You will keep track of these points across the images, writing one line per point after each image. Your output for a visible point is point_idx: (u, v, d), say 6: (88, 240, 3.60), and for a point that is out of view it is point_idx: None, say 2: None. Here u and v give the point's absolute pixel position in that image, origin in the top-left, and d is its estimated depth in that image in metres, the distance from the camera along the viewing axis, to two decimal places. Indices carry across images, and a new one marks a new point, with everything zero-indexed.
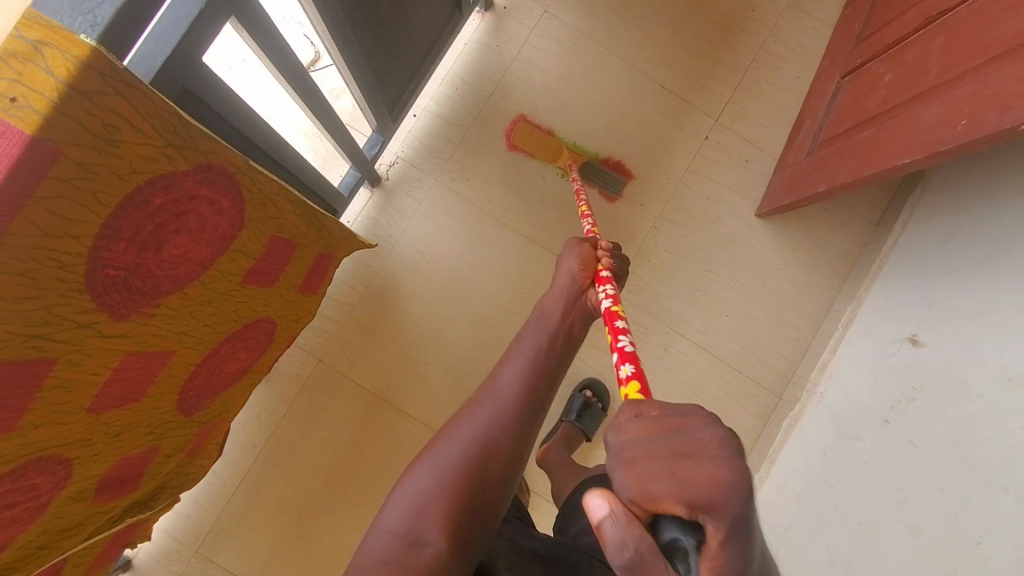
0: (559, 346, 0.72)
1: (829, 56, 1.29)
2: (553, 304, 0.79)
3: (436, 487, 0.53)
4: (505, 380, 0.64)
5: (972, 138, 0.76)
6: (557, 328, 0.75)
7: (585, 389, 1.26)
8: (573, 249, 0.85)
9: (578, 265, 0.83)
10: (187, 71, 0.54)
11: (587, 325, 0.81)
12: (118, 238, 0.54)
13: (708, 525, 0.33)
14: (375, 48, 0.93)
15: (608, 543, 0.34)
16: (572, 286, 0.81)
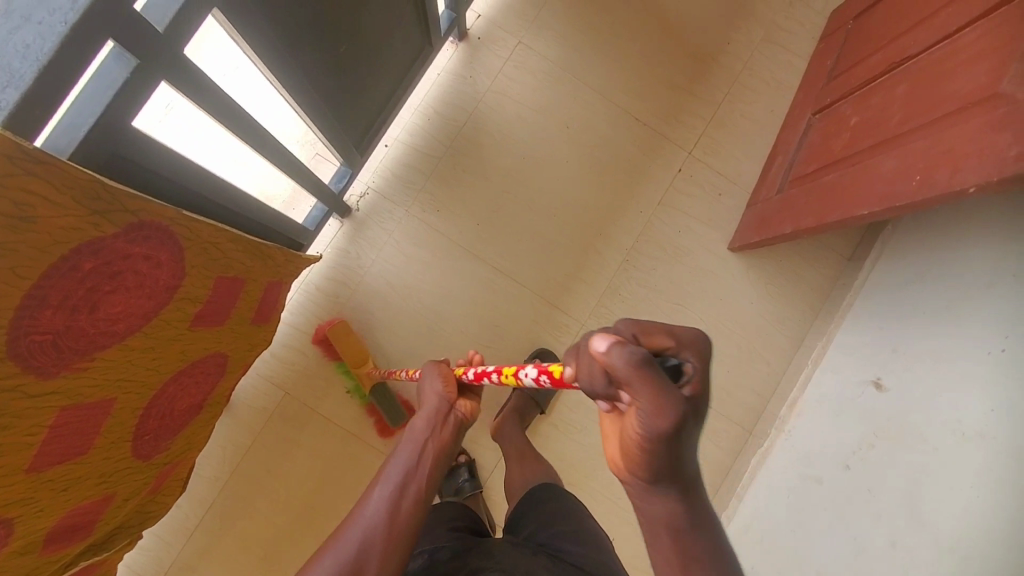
0: (427, 477, 0.63)
1: (803, 91, 1.29)
2: (422, 421, 0.67)
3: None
4: (366, 522, 0.58)
5: (924, 196, 0.75)
6: (428, 450, 0.64)
7: (535, 358, 1.25)
8: (434, 367, 0.75)
9: (442, 382, 0.72)
10: (118, 139, 0.54)
11: (462, 437, 0.71)
12: (44, 305, 0.54)
13: (682, 352, 0.39)
14: (335, 89, 0.93)
15: (616, 361, 0.37)
16: (442, 401, 0.70)
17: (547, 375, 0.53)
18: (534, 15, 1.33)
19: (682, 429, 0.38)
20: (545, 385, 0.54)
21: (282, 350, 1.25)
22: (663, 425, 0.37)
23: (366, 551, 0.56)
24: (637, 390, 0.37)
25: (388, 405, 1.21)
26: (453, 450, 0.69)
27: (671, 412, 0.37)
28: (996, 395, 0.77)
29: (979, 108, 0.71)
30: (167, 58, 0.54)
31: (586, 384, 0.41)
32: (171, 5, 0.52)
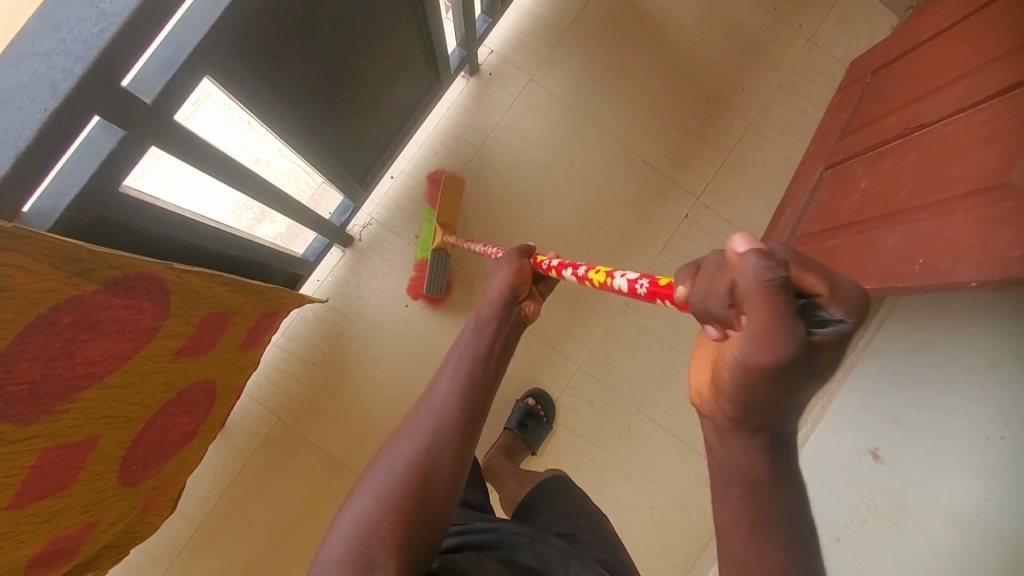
0: (494, 364, 0.73)
1: (817, 142, 1.26)
2: (489, 310, 0.76)
3: (381, 515, 0.58)
4: (444, 391, 0.69)
5: (927, 281, 0.74)
6: (494, 337, 0.74)
7: (528, 398, 1.24)
8: (511, 256, 0.80)
9: (511, 280, 0.77)
10: (106, 202, 0.55)
11: (520, 332, 0.80)
12: (21, 360, 0.55)
13: (830, 306, 0.34)
14: (337, 132, 0.94)
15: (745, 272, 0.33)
16: (507, 292, 0.77)
17: (648, 281, 0.54)
18: (548, 52, 1.32)
19: (788, 370, 0.34)
20: (639, 291, 0.55)
21: (276, 374, 1.25)
22: (765, 357, 0.34)
23: (447, 418, 0.66)
24: (754, 310, 0.33)
25: (439, 277, 1.22)
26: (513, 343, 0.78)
27: (784, 349, 0.33)
28: (992, 487, 0.75)
29: (987, 196, 0.69)
30: (157, 125, 0.55)
31: (703, 300, 0.38)
32: (162, 76, 0.53)
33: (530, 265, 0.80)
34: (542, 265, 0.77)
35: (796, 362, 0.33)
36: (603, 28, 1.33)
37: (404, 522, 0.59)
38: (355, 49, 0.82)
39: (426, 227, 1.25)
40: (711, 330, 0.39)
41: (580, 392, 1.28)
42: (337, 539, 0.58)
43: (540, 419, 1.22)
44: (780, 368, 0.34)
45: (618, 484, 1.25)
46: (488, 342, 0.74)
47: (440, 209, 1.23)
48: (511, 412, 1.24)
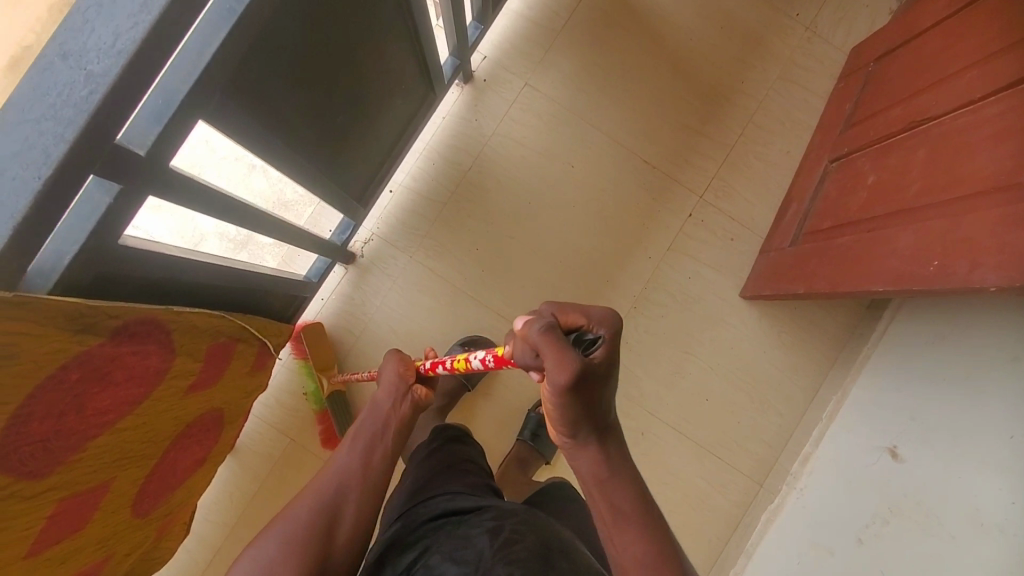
0: (388, 445, 0.77)
1: (820, 134, 1.24)
2: (385, 398, 0.80)
3: (285, 557, 0.59)
4: (340, 465, 0.71)
5: (943, 285, 0.73)
6: (390, 417, 0.79)
7: (539, 407, 1.23)
8: (394, 355, 0.85)
9: (401, 368, 0.83)
10: (104, 254, 0.55)
11: (416, 414, 0.84)
12: (33, 421, 0.55)
13: (594, 329, 0.45)
14: (333, 154, 0.92)
15: (531, 335, 0.44)
16: (401, 383, 0.82)
17: (491, 354, 0.56)
18: (541, 55, 1.30)
19: (581, 386, 0.43)
20: (490, 364, 0.56)
21: (284, 396, 1.25)
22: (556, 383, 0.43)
23: (346, 486, 0.69)
24: (546, 358, 0.43)
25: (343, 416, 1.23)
26: (410, 423, 0.82)
27: (568, 371, 0.42)
28: (1016, 487, 0.74)
29: (1001, 197, 0.68)
30: (152, 175, 0.54)
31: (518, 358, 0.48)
32: (154, 126, 0.51)
33: (413, 363, 0.86)
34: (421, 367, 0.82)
35: (584, 374, 0.43)
36: (596, 28, 1.30)
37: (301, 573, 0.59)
38: (346, 73, 0.80)
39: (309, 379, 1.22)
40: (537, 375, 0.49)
41: None
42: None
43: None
44: (576, 386, 0.43)
45: None
46: (385, 422, 0.78)
47: (315, 359, 1.20)
48: (523, 421, 1.23)
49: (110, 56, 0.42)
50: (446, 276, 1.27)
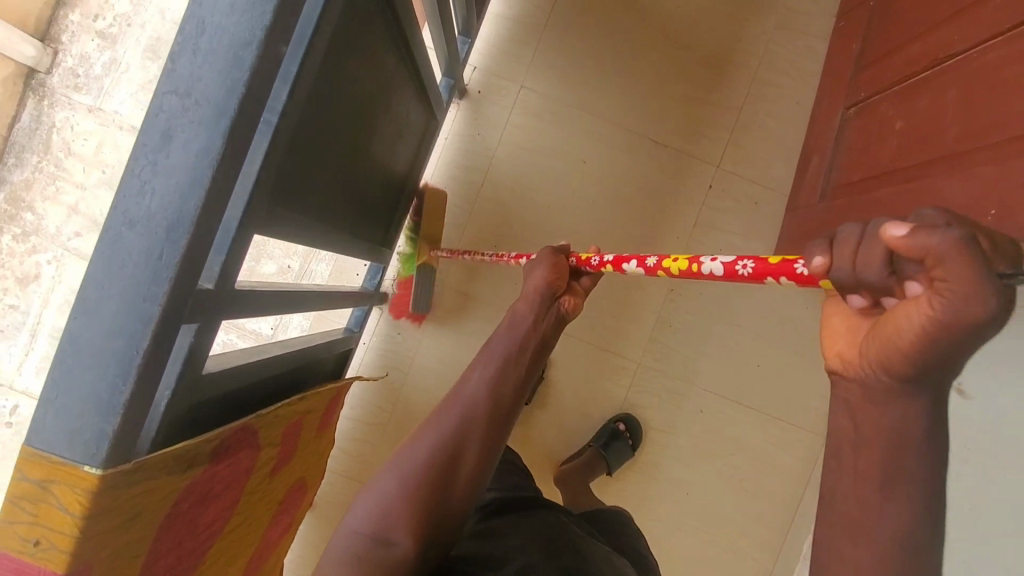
0: (526, 363, 0.76)
1: (829, 80, 1.22)
2: (527, 308, 0.78)
3: (399, 497, 0.63)
4: (469, 385, 0.72)
5: (1005, 234, 0.73)
6: (531, 333, 0.77)
7: (618, 421, 1.24)
8: (547, 256, 0.81)
9: (551, 274, 0.79)
10: (194, 388, 0.55)
11: (560, 326, 0.82)
12: (156, 557, 0.56)
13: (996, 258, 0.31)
14: (359, 212, 0.91)
15: (917, 240, 0.31)
16: (545, 292, 0.78)
17: (752, 262, 0.51)
18: (531, 54, 1.26)
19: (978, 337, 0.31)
20: (745, 274, 0.51)
21: (348, 444, 1.26)
22: (953, 329, 0.31)
23: (473, 415, 0.69)
24: (946, 271, 0.30)
25: (422, 299, 1.21)
26: (551, 337, 0.80)
27: (988, 303, 0.29)
28: None
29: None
30: (222, 302, 0.54)
31: (854, 273, 0.36)
32: (218, 256, 0.52)
33: (567, 262, 0.82)
34: (588, 261, 0.79)
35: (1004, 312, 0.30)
36: (582, 14, 1.26)
37: (415, 519, 0.62)
38: (361, 133, 0.78)
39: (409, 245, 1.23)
40: (859, 302, 0.38)
41: (646, 387, 1.28)
42: (353, 528, 0.62)
43: (625, 444, 1.21)
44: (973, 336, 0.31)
45: (702, 466, 1.28)
46: (524, 338, 0.76)
47: (426, 225, 1.19)
48: (598, 430, 1.24)
49: (176, 215, 0.42)
50: (482, 297, 1.27)
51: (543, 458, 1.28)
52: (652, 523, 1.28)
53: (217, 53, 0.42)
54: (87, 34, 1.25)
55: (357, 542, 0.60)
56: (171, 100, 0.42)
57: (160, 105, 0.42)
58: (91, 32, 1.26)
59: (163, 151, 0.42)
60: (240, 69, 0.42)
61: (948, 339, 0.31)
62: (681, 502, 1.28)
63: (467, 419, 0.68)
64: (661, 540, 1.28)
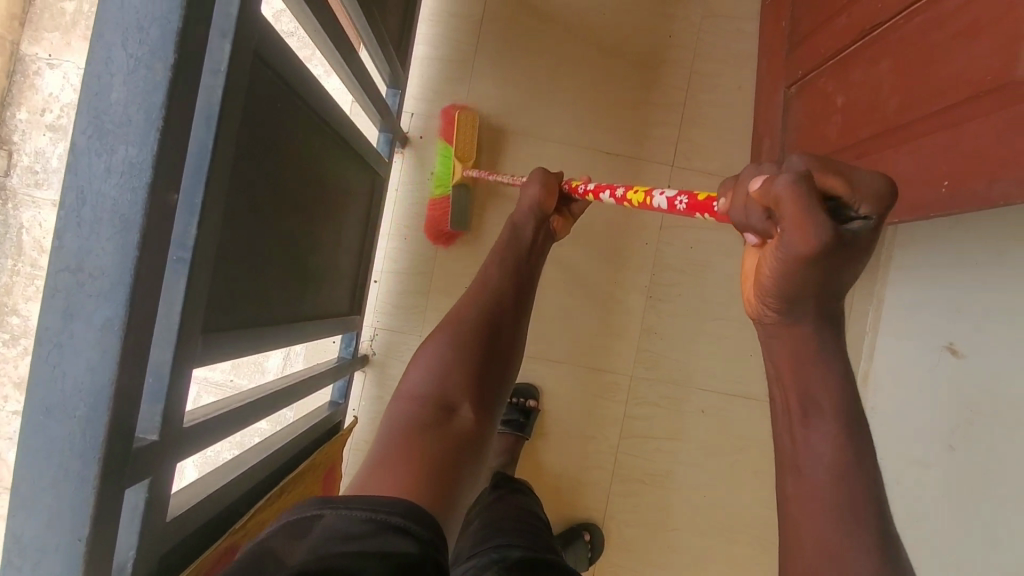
0: (532, 262, 0.86)
1: (765, 60, 1.21)
2: (529, 214, 0.87)
3: (455, 365, 0.69)
4: (487, 275, 0.80)
5: (961, 204, 0.72)
6: (535, 233, 0.86)
7: (586, 531, 1.23)
8: (540, 173, 0.87)
9: (546, 184, 0.86)
10: (159, 537, 0.54)
11: (550, 240, 0.91)
12: None
13: (855, 204, 0.38)
14: (314, 294, 0.89)
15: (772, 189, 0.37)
16: (540, 204, 0.86)
17: (686, 197, 0.58)
18: (465, 90, 1.25)
19: (821, 270, 0.39)
20: (681, 209, 0.60)
21: None
22: (794, 265, 0.39)
23: (502, 296, 0.77)
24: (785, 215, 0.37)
25: (462, 210, 1.20)
26: (550, 239, 0.90)
27: (811, 246, 0.37)
28: None
29: (1004, 95, 0.66)
30: (171, 447, 0.52)
31: (743, 215, 0.43)
32: (156, 405, 0.50)
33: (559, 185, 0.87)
34: (576, 190, 0.85)
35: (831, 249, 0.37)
36: (509, 40, 1.25)
37: (475, 385, 0.68)
38: (298, 221, 0.77)
39: (444, 164, 1.21)
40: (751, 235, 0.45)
41: (643, 398, 1.27)
42: (415, 397, 0.66)
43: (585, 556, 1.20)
44: (815, 271, 0.39)
45: (714, 466, 1.27)
46: (530, 233, 0.86)
47: (457, 141, 1.18)
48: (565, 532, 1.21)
49: (94, 393, 0.41)
50: None
51: (555, 487, 1.27)
52: (673, 531, 1.27)
53: (102, 220, 0.40)
54: (38, 129, 1.07)
55: (423, 408, 0.65)
56: (66, 278, 0.40)
57: (55, 284, 0.40)
58: (42, 126, 1.07)
59: (67, 331, 0.40)
60: (130, 233, 0.41)
61: (795, 264, 0.39)
62: (698, 505, 1.27)
63: (493, 299, 0.76)
64: (685, 545, 1.27)
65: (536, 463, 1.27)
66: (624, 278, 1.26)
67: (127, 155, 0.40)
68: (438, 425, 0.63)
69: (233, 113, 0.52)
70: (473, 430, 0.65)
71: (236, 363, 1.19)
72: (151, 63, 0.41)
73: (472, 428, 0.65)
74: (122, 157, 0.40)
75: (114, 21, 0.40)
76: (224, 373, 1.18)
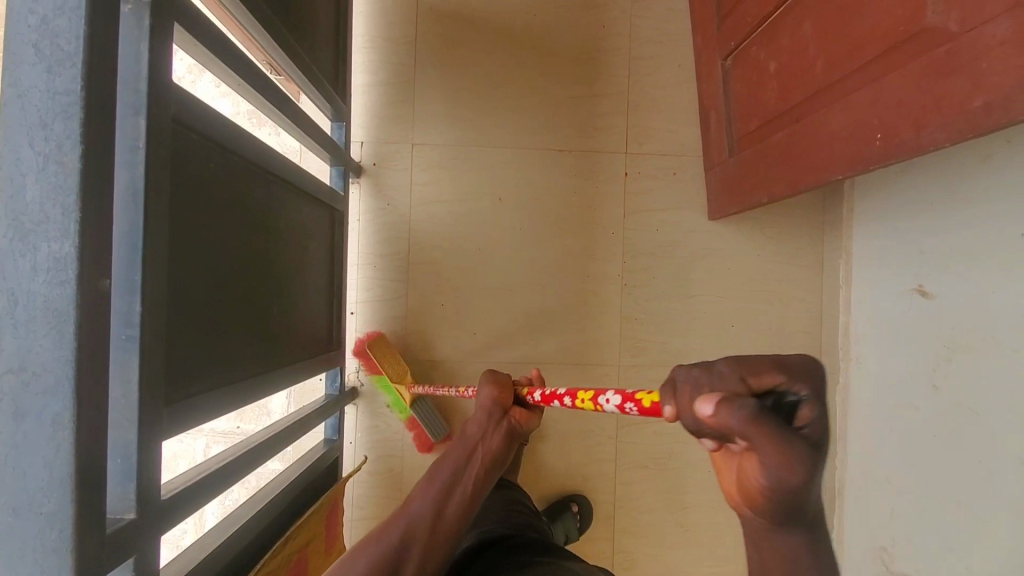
0: (465, 494, 0.66)
1: (699, 35, 1.22)
2: (478, 424, 0.71)
3: None
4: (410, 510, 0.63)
5: (896, 154, 0.73)
6: (479, 453, 0.69)
7: (572, 503, 1.23)
8: (493, 373, 0.77)
9: (497, 391, 0.74)
10: None
11: (514, 447, 0.74)
12: None
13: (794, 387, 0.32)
14: (287, 340, 0.89)
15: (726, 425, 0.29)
16: (495, 405, 0.74)
17: (631, 403, 0.48)
18: (412, 112, 1.25)
19: (817, 487, 0.30)
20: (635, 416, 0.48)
21: None
22: (789, 490, 0.29)
23: (407, 546, 0.60)
24: (760, 450, 0.29)
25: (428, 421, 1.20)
26: (502, 461, 0.72)
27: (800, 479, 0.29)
28: None
29: (916, 44, 0.67)
30: (152, 522, 0.53)
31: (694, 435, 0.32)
32: (129, 484, 0.51)
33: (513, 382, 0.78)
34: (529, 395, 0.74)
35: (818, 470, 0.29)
36: (447, 56, 1.26)
37: None
38: (257, 274, 0.78)
39: (390, 391, 1.22)
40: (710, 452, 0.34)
41: (634, 385, 1.28)
42: None
43: (571, 522, 1.18)
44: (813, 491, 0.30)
45: None
46: (470, 456, 0.68)
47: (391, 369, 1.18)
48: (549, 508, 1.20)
49: (57, 489, 0.42)
50: (449, 356, 1.26)
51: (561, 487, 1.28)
52: (684, 510, 1.28)
53: (37, 318, 0.41)
54: None
55: None
56: (12, 380, 0.41)
57: (3, 389, 0.42)
58: None
59: (22, 431, 0.41)
60: (65, 325, 0.41)
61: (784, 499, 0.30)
62: (704, 481, 1.28)
63: (403, 544, 0.60)
64: (697, 521, 1.28)
65: (540, 466, 1.28)
66: (597, 270, 1.27)
67: (50, 252, 0.41)
68: None
69: (161, 187, 0.52)
70: None
71: (240, 411, 1.23)
72: (60, 157, 0.41)
73: None
74: (47, 253, 0.41)
75: (20, 127, 0.41)
76: (231, 420, 1.23)
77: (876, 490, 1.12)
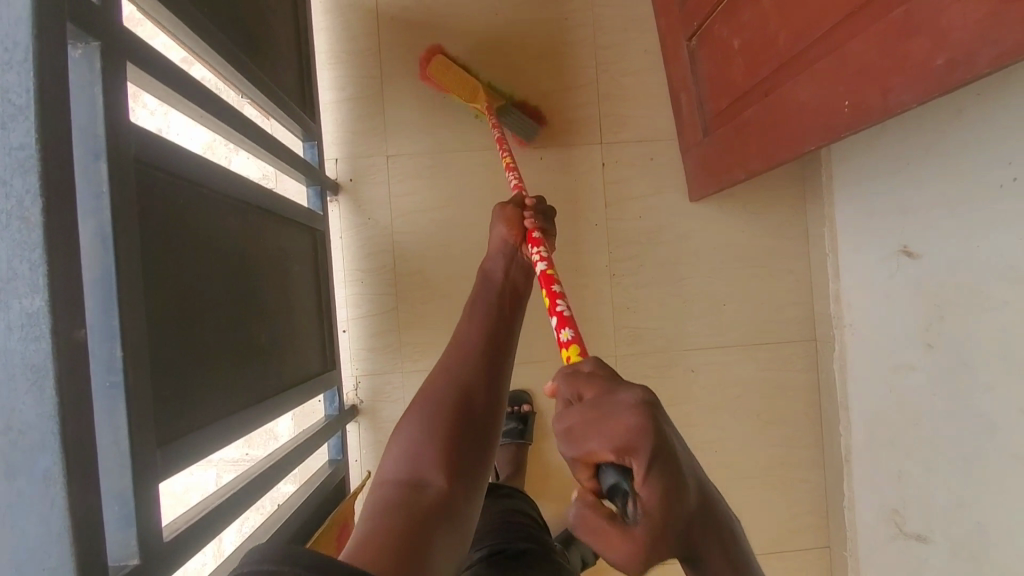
0: (504, 315, 0.81)
1: (662, 19, 1.21)
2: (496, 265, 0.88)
3: (423, 434, 0.62)
4: (467, 333, 0.78)
5: (864, 121, 0.73)
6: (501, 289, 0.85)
7: None
8: (500, 211, 0.90)
9: (507, 228, 0.88)
10: None
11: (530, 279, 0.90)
12: None
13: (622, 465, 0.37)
14: (279, 369, 0.89)
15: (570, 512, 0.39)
16: (508, 244, 0.89)
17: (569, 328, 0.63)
18: (383, 124, 1.25)
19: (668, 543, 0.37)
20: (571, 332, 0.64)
21: None
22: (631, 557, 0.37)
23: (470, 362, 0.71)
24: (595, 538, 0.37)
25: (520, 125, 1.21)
26: (524, 290, 0.89)
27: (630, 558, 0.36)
28: None
29: (873, 9, 0.67)
30: (158, 562, 0.53)
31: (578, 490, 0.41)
32: (130, 529, 0.50)
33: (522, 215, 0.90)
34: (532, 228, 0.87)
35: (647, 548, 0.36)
36: (413, 64, 1.25)
37: (446, 440, 0.61)
38: (241, 305, 0.77)
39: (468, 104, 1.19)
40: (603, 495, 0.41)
41: (633, 372, 1.28)
42: (385, 475, 0.59)
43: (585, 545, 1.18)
44: (659, 549, 0.37)
45: (717, 419, 1.29)
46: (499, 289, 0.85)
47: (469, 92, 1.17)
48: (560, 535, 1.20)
49: (55, 544, 0.41)
50: None
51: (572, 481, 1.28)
52: None
53: (16, 376, 0.41)
54: None
55: (395, 484, 0.58)
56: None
57: None
58: None
59: (15, 489, 0.41)
60: (44, 382, 0.41)
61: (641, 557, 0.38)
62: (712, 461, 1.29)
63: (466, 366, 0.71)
64: None
65: (547, 462, 1.28)
66: (585, 261, 1.27)
67: (22, 309, 0.41)
68: (407, 499, 0.56)
69: (130, 230, 0.52)
70: (453, 499, 0.57)
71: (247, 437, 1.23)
72: (22, 214, 0.41)
73: (449, 498, 0.57)
74: (19, 310, 0.41)
75: None
76: (239, 448, 1.23)
77: (882, 454, 1.13)
